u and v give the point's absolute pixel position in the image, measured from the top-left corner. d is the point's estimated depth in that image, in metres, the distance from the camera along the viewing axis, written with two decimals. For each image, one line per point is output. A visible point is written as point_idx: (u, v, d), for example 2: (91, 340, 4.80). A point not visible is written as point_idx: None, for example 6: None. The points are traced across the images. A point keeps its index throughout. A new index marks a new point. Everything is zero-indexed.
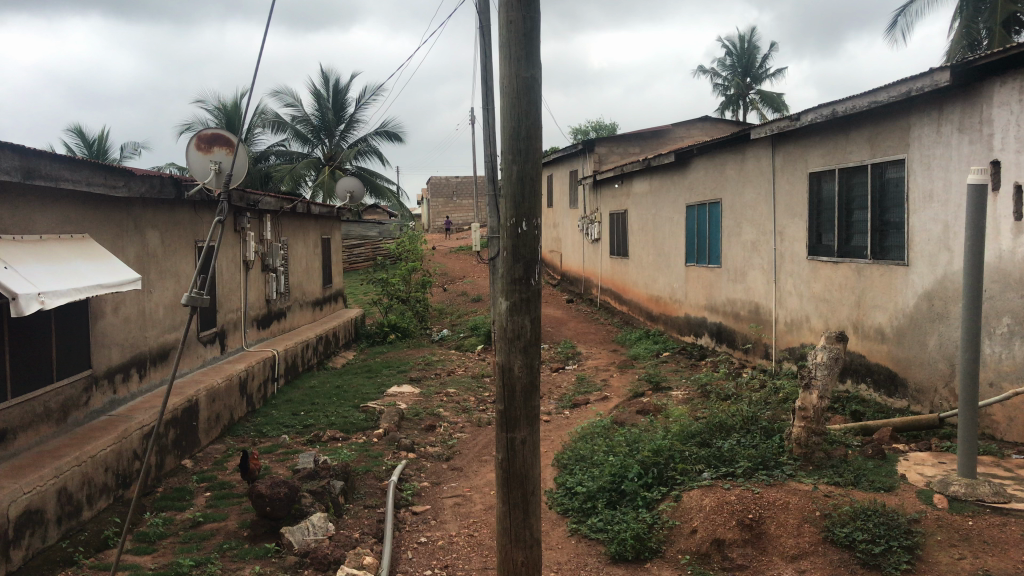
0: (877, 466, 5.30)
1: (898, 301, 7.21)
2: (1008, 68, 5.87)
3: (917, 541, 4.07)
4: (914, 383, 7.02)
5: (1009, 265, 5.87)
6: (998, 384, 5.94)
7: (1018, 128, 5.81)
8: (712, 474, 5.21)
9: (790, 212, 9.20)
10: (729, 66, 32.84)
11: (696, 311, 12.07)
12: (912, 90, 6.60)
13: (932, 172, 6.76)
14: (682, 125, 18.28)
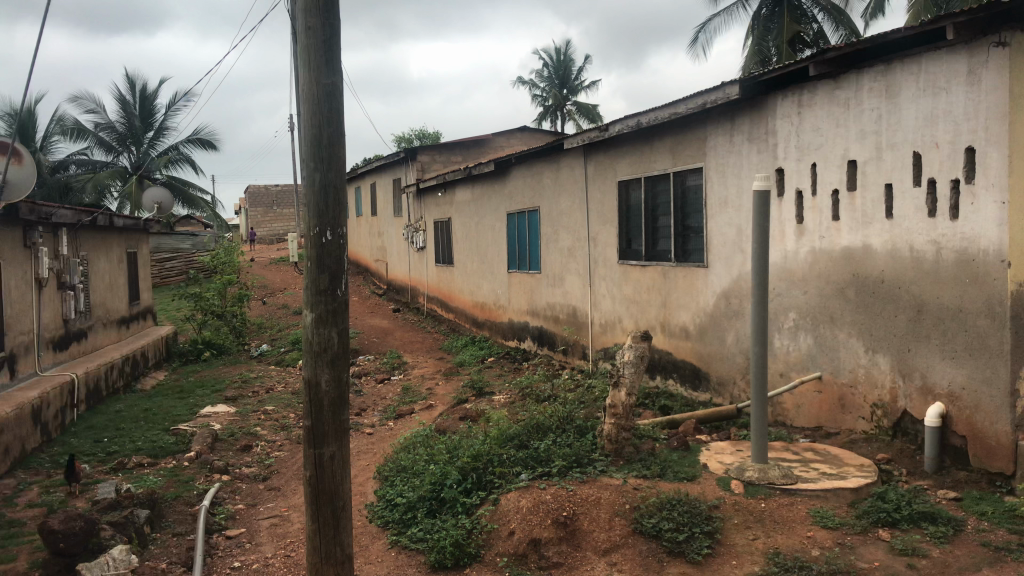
0: (682, 456, 5.60)
1: (700, 300, 7.67)
2: (787, 84, 6.36)
3: (717, 526, 4.36)
4: (716, 376, 7.50)
5: (792, 265, 6.37)
6: (787, 374, 6.46)
7: (797, 139, 6.30)
8: (529, 475, 5.31)
9: (601, 219, 9.57)
10: (546, 77, 33.89)
11: (518, 316, 12.32)
12: (706, 102, 7.03)
13: (726, 180, 7.24)
14: (502, 134, 18.67)
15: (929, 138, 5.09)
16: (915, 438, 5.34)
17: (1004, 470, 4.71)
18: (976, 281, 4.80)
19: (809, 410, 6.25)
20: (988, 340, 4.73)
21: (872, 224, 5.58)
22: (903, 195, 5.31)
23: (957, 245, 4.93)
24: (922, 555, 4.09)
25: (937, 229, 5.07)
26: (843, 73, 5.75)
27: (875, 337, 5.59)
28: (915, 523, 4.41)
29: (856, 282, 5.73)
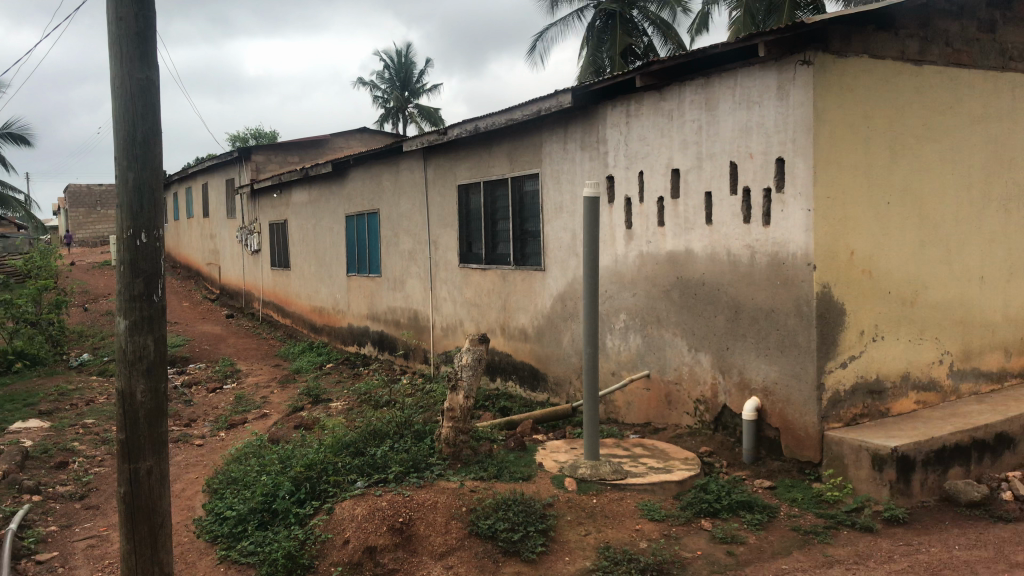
0: (518, 457, 5.68)
1: (537, 303, 7.82)
2: (617, 94, 6.58)
3: (550, 524, 4.45)
4: (553, 376, 7.67)
5: (623, 268, 6.60)
6: (619, 372, 6.70)
7: (626, 147, 6.53)
8: (365, 482, 5.21)
9: (440, 222, 9.57)
10: (387, 79, 33.63)
11: (358, 320, 12.14)
12: (541, 110, 7.16)
13: (561, 186, 7.42)
14: (341, 136, 18.36)
15: (744, 149, 5.41)
16: (734, 432, 5.65)
17: (811, 459, 5.06)
18: (786, 283, 5.12)
19: (639, 407, 6.51)
20: (797, 337, 5.06)
21: (694, 230, 5.86)
22: (721, 202, 5.62)
23: (769, 250, 5.25)
24: (740, 542, 4.35)
25: (752, 234, 5.39)
26: (667, 85, 6.01)
27: (698, 336, 5.88)
28: (734, 512, 4.68)
29: (680, 285, 6.01)
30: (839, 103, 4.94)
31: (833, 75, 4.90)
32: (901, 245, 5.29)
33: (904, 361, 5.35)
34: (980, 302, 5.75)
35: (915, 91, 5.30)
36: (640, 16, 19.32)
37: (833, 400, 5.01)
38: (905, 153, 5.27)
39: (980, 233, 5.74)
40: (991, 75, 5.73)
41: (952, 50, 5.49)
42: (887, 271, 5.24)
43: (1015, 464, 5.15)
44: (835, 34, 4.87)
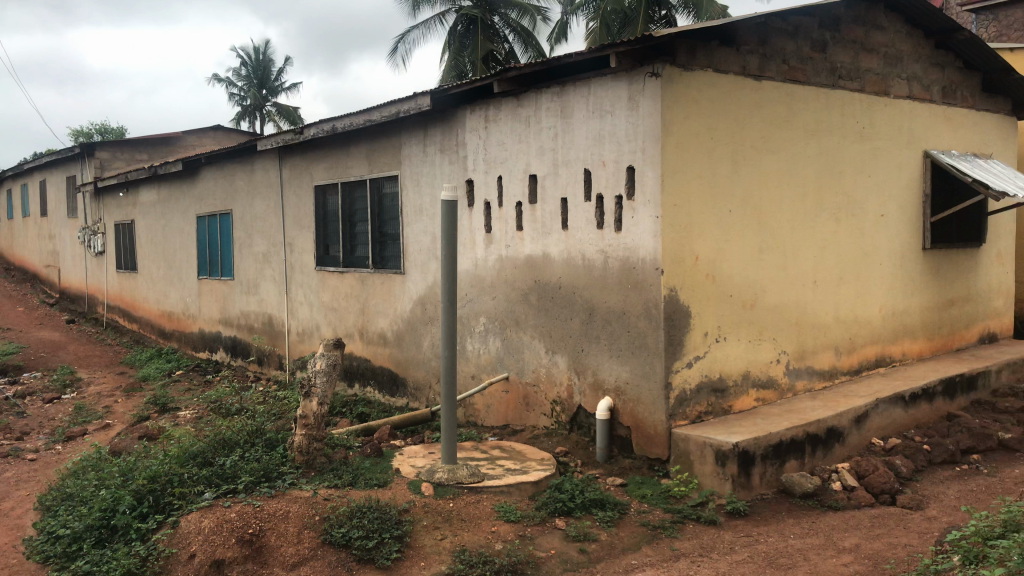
0: (375, 463, 5.61)
1: (396, 307, 7.76)
2: (475, 98, 6.61)
3: (406, 529, 4.42)
4: (413, 381, 7.63)
5: (482, 272, 6.64)
6: (478, 376, 6.74)
7: (485, 151, 6.57)
8: (213, 493, 5.00)
9: (297, 224, 9.34)
10: (244, 76, 32.60)
11: (210, 325, 11.69)
12: (399, 111, 7.10)
13: (420, 189, 7.39)
14: (193, 133, 17.64)
15: (597, 156, 5.56)
16: (589, 431, 5.79)
17: (660, 456, 5.25)
18: (636, 287, 5.30)
19: (498, 410, 6.58)
20: (646, 339, 5.24)
21: (550, 234, 5.97)
22: (576, 208, 5.74)
23: (620, 254, 5.41)
24: (592, 539, 4.46)
25: (604, 240, 5.54)
26: (524, 91, 6.09)
27: (554, 339, 5.98)
28: (587, 510, 4.79)
29: (537, 288, 6.11)
30: (684, 114, 5.15)
31: (679, 87, 5.11)
32: (742, 250, 5.56)
33: (745, 360, 5.63)
34: (813, 305, 6.11)
35: (753, 105, 5.58)
36: (501, 23, 19.58)
37: (679, 398, 5.21)
38: (744, 163, 5.55)
39: (813, 240, 6.10)
40: (821, 92, 6.10)
41: (788, 67, 5.83)
42: (729, 276, 5.49)
43: (845, 455, 5.52)
44: (681, 47, 5.08)
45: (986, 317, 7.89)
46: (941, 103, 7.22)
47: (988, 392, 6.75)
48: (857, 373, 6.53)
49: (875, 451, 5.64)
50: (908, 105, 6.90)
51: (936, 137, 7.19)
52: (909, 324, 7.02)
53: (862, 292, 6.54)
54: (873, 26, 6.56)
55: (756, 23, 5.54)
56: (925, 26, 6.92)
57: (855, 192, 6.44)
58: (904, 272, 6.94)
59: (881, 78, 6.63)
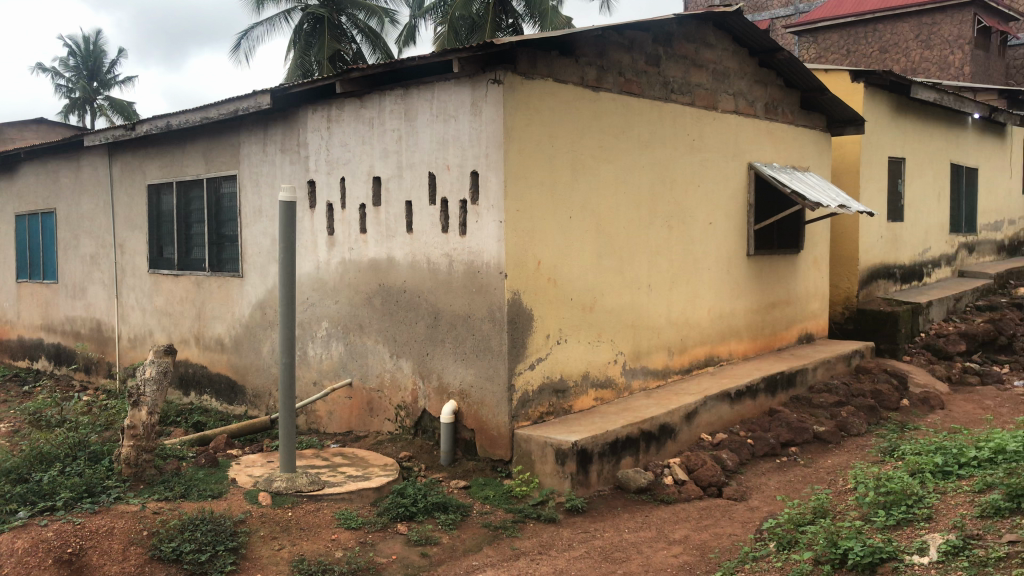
0: (209, 474, 5.40)
1: (235, 311, 7.50)
2: (317, 99, 6.48)
3: (241, 541, 4.29)
4: (252, 388, 7.40)
5: (324, 275, 6.52)
6: (320, 382, 6.61)
7: (327, 152, 6.46)
8: (28, 512, 4.61)
9: (128, 224, 8.86)
10: (72, 67, 30.65)
11: (30, 332, 10.88)
12: (238, 109, 6.87)
13: (260, 189, 7.18)
14: (12, 125, 16.40)
15: (441, 160, 5.58)
16: (432, 435, 5.79)
17: (503, 457, 5.32)
18: (480, 291, 5.35)
19: (341, 416, 6.48)
20: (490, 342, 5.30)
21: (394, 237, 5.94)
22: (420, 211, 5.74)
23: (464, 258, 5.45)
24: (433, 542, 4.47)
25: (449, 243, 5.57)
26: (368, 93, 6.03)
27: (398, 343, 5.96)
28: (429, 514, 4.79)
29: (381, 292, 6.06)
30: (526, 122, 5.25)
31: (521, 95, 5.21)
32: (581, 255, 5.72)
33: (585, 361, 5.80)
34: (648, 308, 6.38)
35: (591, 115, 5.76)
36: (348, 23, 19.30)
37: (522, 399, 5.30)
38: (583, 172, 5.72)
39: (648, 246, 6.36)
40: (655, 105, 6.38)
41: (625, 79, 6.06)
42: (569, 280, 5.64)
43: (676, 451, 5.79)
44: (522, 56, 5.18)
45: (804, 319, 8.47)
46: (764, 118, 7.70)
47: (805, 388, 7.26)
48: (688, 372, 6.86)
49: (704, 446, 5.94)
50: (734, 119, 7.32)
51: (760, 150, 7.66)
52: (735, 326, 7.44)
53: (692, 295, 6.88)
54: (702, 43, 6.93)
55: (594, 35, 5.73)
56: (749, 46, 7.38)
57: (686, 201, 6.77)
58: (731, 277, 7.36)
59: (711, 92, 7.01)
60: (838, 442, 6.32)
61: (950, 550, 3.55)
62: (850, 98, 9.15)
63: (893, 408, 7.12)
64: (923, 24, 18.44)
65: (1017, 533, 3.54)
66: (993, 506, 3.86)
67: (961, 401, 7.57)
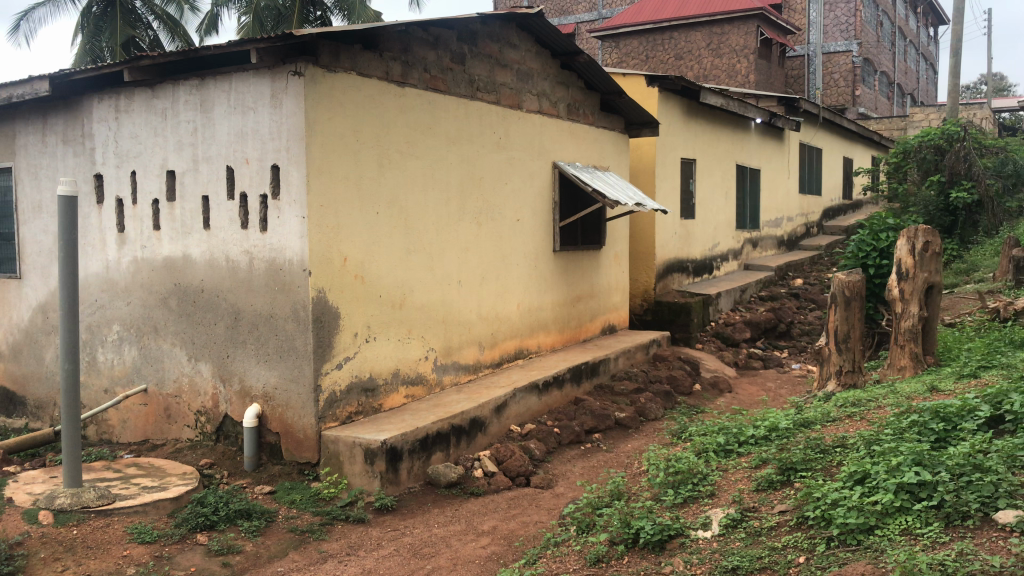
0: None
1: (12, 316, 6.88)
2: (103, 86, 6.05)
3: (18, 566, 3.92)
4: (33, 398, 6.82)
5: (114, 275, 6.11)
6: (111, 389, 6.19)
7: (115, 143, 6.05)
8: None
9: None
10: None
11: None
12: (12, 96, 6.30)
13: (40, 183, 6.62)
14: None
15: (240, 154, 5.37)
16: (235, 440, 5.56)
17: (310, 460, 5.18)
18: (283, 289, 5.19)
19: (135, 425, 6.10)
20: (295, 342, 5.15)
21: (190, 234, 5.65)
22: (218, 207, 5.49)
23: (266, 256, 5.27)
24: (236, 551, 4.29)
25: (249, 240, 5.36)
26: (160, 82, 5.70)
27: (196, 345, 5.68)
28: (231, 522, 4.60)
29: (177, 292, 5.75)
30: (328, 115, 5.14)
31: (323, 88, 5.09)
32: (388, 252, 5.68)
33: (394, 359, 5.76)
34: (458, 304, 6.43)
35: (397, 111, 5.73)
36: (144, 8, 18.15)
37: (329, 400, 5.19)
38: (390, 167, 5.68)
39: (456, 242, 6.41)
40: (461, 102, 6.43)
41: (430, 76, 6.07)
42: (377, 276, 5.58)
43: (486, 443, 5.87)
44: (323, 49, 5.07)
45: (607, 311, 8.84)
46: (566, 118, 7.95)
47: (608, 377, 7.58)
48: (497, 366, 6.97)
49: (512, 437, 6.07)
50: (538, 119, 7.50)
51: (563, 150, 7.90)
52: (542, 319, 7.64)
53: (501, 291, 7.00)
54: (506, 43, 7.07)
55: (398, 31, 5.71)
56: (551, 47, 7.60)
57: (493, 198, 6.87)
58: (538, 272, 7.55)
59: (514, 92, 7.15)
60: (638, 427, 6.65)
61: (729, 523, 3.87)
62: (646, 101, 9.64)
63: (686, 392, 7.57)
64: (713, 33, 19.85)
65: (786, 503, 3.91)
66: (766, 480, 4.22)
67: (746, 384, 8.18)
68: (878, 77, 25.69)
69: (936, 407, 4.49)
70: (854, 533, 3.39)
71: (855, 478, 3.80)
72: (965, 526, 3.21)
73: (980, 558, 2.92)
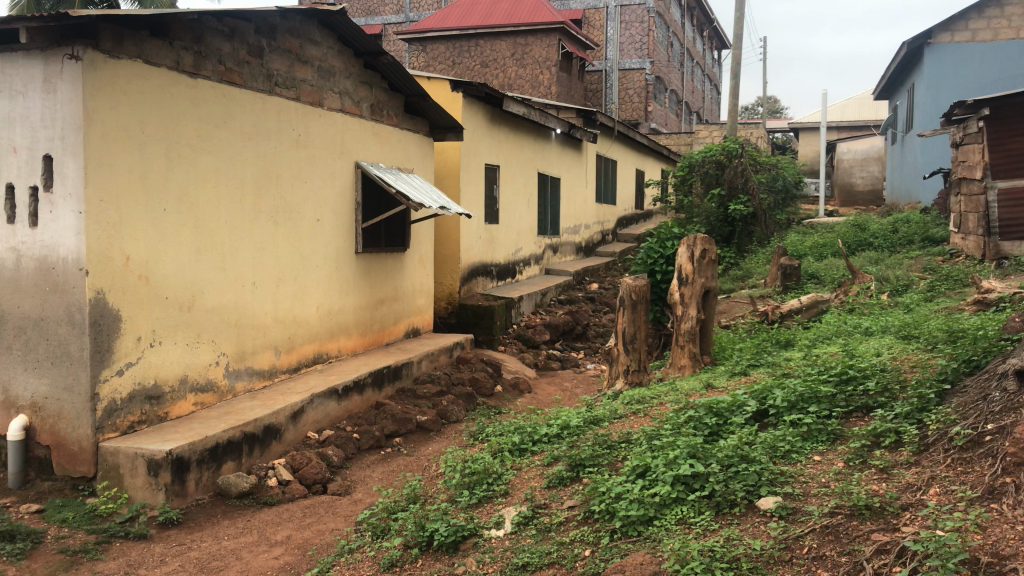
0: None
1: None
2: None
3: None
4: None
5: None
6: None
7: None
8: None
9: None
10: None
11: None
12: None
13: None
14: None
15: (7, 141, 4.92)
16: None
17: (85, 474, 4.79)
18: (55, 290, 4.78)
19: None
20: (69, 347, 4.75)
21: None
22: None
23: (36, 253, 4.85)
24: None
25: (17, 236, 4.93)
26: None
27: None
28: None
29: None
30: (110, 104, 4.79)
31: (104, 74, 4.74)
32: (176, 251, 5.37)
33: (182, 364, 5.45)
34: (253, 307, 6.19)
35: (188, 103, 5.44)
36: None
37: (108, 409, 4.82)
38: (179, 161, 5.38)
39: (251, 242, 6.17)
40: (258, 97, 6.20)
41: (224, 68, 5.81)
42: (162, 277, 5.26)
43: (282, 451, 5.69)
44: (105, 32, 4.73)
45: (410, 314, 8.81)
46: (369, 119, 7.86)
47: (410, 380, 7.56)
48: (295, 371, 6.77)
49: (310, 444, 5.91)
50: (340, 118, 7.37)
51: (366, 150, 7.81)
52: (343, 322, 7.50)
53: (299, 293, 6.81)
54: (307, 39, 6.89)
55: (189, 18, 5.42)
56: (354, 46, 7.50)
57: (292, 197, 6.67)
58: (339, 274, 7.41)
59: (315, 89, 6.98)
60: (439, 430, 6.69)
61: (521, 521, 3.97)
62: (450, 106, 9.72)
63: (488, 394, 7.69)
64: (517, 43, 20.28)
65: (574, 499, 4.06)
66: (557, 476, 4.37)
67: (545, 384, 8.42)
68: (668, 95, 27.32)
69: (710, 403, 4.83)
70: (635, 525, 3.57)
71: (637, 472, 4.01)
72: (732, 513, 3.47)
73: (744, 543, 3.17)
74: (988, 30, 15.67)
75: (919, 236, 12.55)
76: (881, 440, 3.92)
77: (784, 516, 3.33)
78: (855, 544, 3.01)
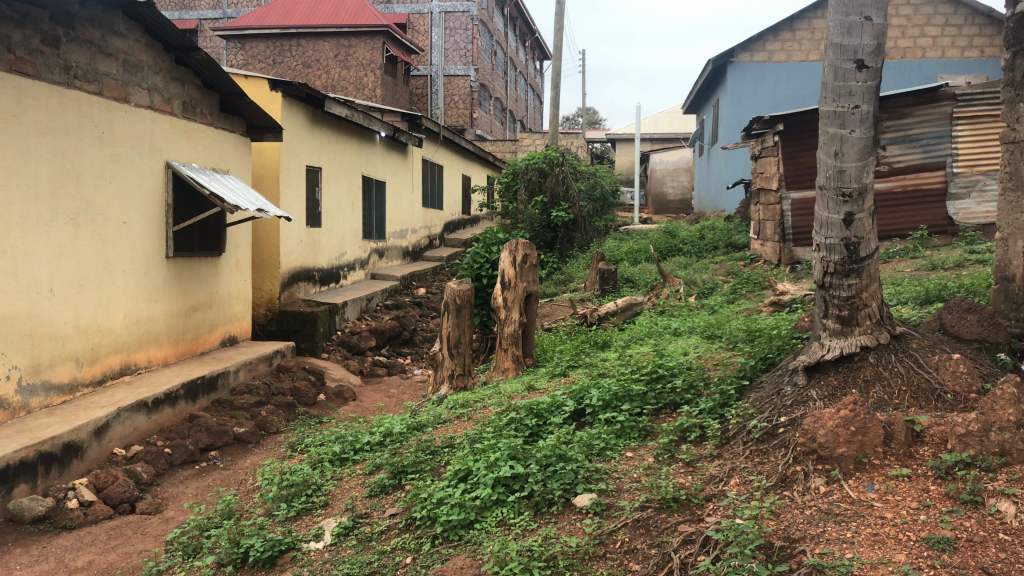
0: None
1: None
2: None
3: None
4: None
5: None
6: None
7: None
8: None
9: None
10: None
11: None
12: None
13: None
14: None
15: None
16: None
17: None
18: None
19: None
20: None
21: None
22: None
23: None
24: None
25: None
26: None
27: None
28: None
29: None
30: None
31: None
32: None
33: None
34: (50, 315, 5.73)
35: None
36: None
37: None
38: None
39: (48, 245, 5.72)
40: (55, 89, 5.77)
41: (15, 57, 5.36)
42: None
43: (83, 470, 5.28)
44: None
45: (226, 321, 8.45)
46: (180, 117, 7.48)
47: (227, 391, 7.24)
48: (98, 384, 6.32)
49: (116, 461, 5.54)
50: (148, 114, 6.97)
51: (177, 150, 7.42)
52: (152, 331, 7.09)
53: (103, 301, 6.37)
54: (109, 30, 6.48)
55: None
56: (163, 40, 7.12)
57: (95, 198, 6.24)
58: (148, 281, 6.99)
59: (120, 84, 6.57)
60: (258, 442, 6.46)
61: (341, 532, 3.90)
62: (269, 106, 9.41)
63: (310, 402, 7.50)
64: (340, 45, 19.97)
65: (396, 507, 4.03)
66: (379, 485, 4.33)
67: (369, 391, 8.31)
68: (492, 102, 27.73)
69: (530, 404, 4.93)
70: (456, 529, 3.58)
71: (459, 476, 4.03)
72: (550, 512, 3.56)
73: (561, 540, 3.26)
74: (781, 51, 16.92)
75: (723, 242, 13.40)
76: (687, 435, 4.14)
77: (598, 512, 3.45)
78: (664, 536, 3.16)
